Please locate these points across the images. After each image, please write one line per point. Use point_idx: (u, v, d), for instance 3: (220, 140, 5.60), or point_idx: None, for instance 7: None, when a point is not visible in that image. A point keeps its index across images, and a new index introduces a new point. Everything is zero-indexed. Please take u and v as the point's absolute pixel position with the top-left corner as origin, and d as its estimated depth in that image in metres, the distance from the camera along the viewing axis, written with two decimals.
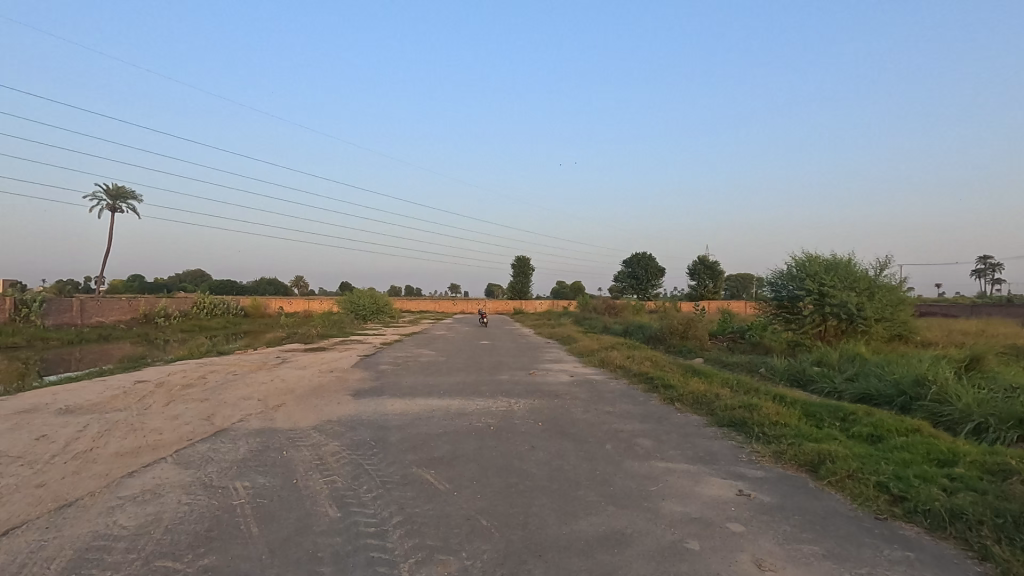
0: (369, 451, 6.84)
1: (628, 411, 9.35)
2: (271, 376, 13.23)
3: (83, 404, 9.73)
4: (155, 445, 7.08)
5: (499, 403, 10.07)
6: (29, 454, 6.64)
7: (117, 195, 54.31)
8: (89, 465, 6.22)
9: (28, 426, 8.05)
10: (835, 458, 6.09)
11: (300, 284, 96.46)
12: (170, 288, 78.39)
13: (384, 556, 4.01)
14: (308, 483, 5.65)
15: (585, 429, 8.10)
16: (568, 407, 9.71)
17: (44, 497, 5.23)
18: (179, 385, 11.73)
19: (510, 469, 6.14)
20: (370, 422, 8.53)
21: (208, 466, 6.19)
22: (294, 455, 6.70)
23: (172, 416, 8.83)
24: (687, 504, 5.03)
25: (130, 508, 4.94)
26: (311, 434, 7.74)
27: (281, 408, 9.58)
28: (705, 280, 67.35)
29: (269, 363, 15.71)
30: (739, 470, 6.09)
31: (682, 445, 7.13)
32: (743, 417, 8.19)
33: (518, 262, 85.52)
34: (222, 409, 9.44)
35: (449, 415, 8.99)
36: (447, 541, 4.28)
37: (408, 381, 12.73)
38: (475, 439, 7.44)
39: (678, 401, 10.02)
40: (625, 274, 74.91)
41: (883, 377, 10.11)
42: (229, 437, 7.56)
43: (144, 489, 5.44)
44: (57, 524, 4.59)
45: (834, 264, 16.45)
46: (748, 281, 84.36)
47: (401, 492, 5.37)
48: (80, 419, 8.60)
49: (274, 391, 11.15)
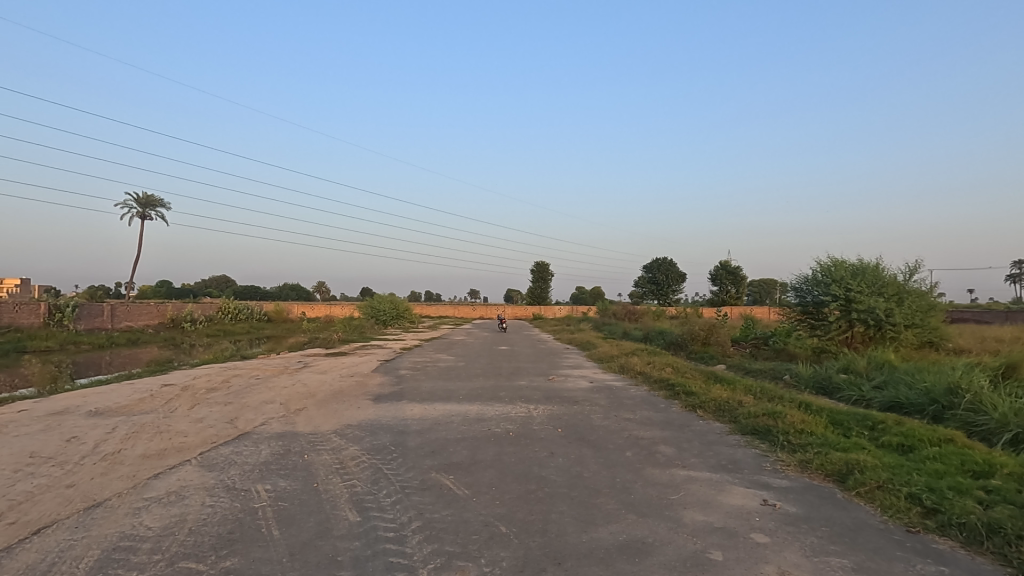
0: (388, 455, 6.87)
1: (649, 418, 9.24)
2: (292, 380, 13.37)
3: (112, 407, 9.93)
4: (181, 447, 7.20)
5: (518, 409, 10.00)
6: (60, 456, 6.80)
7: (147, 202, 55.69)
8: (116, 467, 6.33)
9: (60, 428, 8.24)
10: (863, 468, 5.93)
11: (321, 288, 98.18)
12: (198, 292, 82.02)
13: (403, 561, 4.00)
14: (328, 487, 5.69)
15: (604, 435, 8.01)
16: (588, 413, 9.63)
17: (74, 498, 5.34)
18: (203, 389, 11.90)
19: (528, 476, 6.07)
20: (390, 427, 8.57)
21: (230, 470, 6.26)
22: (315, 459, 6.76)
23: (197, 419, 8.98)
24: (708, 514, 4.93)
25: (156, 509, 5.03)
26: (332, 438, 7.81)
27: (302, 412, 9.69)
28: (727, 284, 66.41)
29: (290, 368, 15.84)
30: (763, 480, 5.95)
31: (705, 454, 6.99)
32: (767, 426, 8.01)
33: (537, 266, 85.52)
34: (245, 413, 9.59)
35: (469, 420, 8.99)
36: (465, 548, 4.25)
37: (428, 386, 12.73)
38: (494, 445, 7.41)
39: (700, 407, 9.85)
40: (646, 276, 74.33)
41: (914, 385, 9.82)
42: (252, 440, 7.65)
43: (166, 492, 5.52)
44: (86, 524, 4.69)
45: (860, 269, 16.05)
46: (770, 286, 82.75)
47: (419, 498, 5.37)
48: (109, 421, 8.80)
49: (296, 395, 11.28)
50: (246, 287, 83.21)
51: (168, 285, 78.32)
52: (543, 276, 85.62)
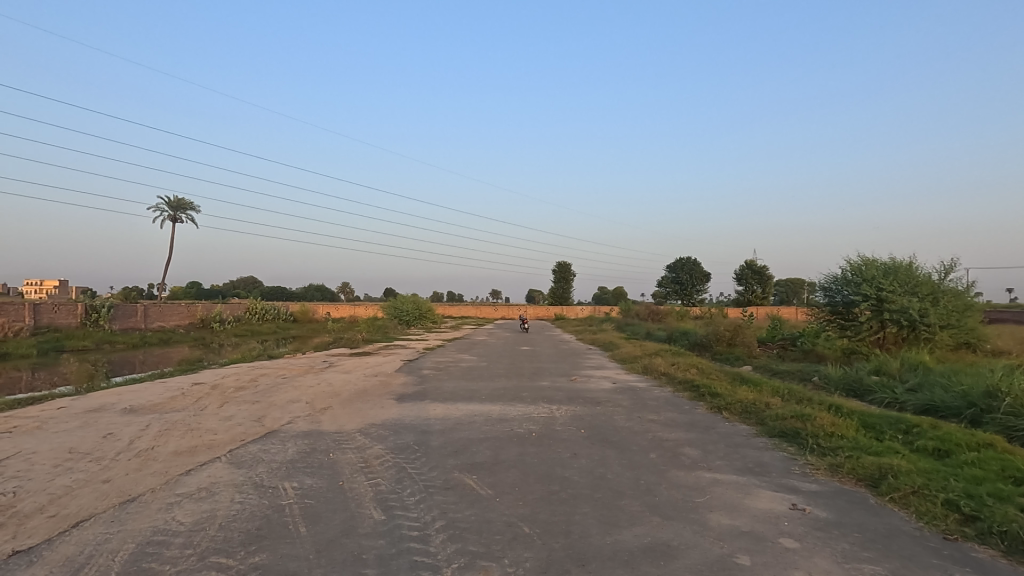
0: (412, 455, 6.92)
1: (673, 420, 9.13)
2: (318, 379, 13.58)
3: (145, 405, 10.22)
4: (210, 445, 7.38)
5: (541, 409, 9.98)
6: (96, 452, 7.02)
7: (178, 206, 57.24)
8: (149, 463, 6.51)
9: (96, 425, 8.52)
10: (897, 473, 5.76)
11: (345, 289, 99.43)
12: (226, 292, 83.95)
13: (427, 560, 4.03)
14: (353, 485, 5.76)
15: (628, 437, 7.94)
16: (611, 414, 9.56)
17: (109, 492, 5.51)
18: (232, 388, 12.16)
19: (550, 477, 6.05)
20: (413, 426, 8.63)
21: (258, 467, 6.39)
22: (340, 457, 6.84)
23: (226, 417, 9.18)
24: (735, 517, 4.85)
25: (187, 505, 5.15)
26: (357, 437, 7.91)
27: (327, 411, 9.83)
28: (753, 284, 65.24)
29: (315, 368, 16.08)
30: (792, 483, 5.82)
31: (730, 456, 6.87)
32: (796, 428, 7.84)
33: (559, 267, 85.33)
34: (272, 411, 9.77)
35: (491, 420, 9.01)
36: (489, 548, 4.26)
37: (450, 386, 12.80)
38: (517, 445, 7.41)
39: (726, 409, 9.69)
40: (670, 276, 73.49)
41: (950, 388, 9.51)
42: (279, 438, 7.79)
43: (197, 488, 5.66)
44: (121, 518, 4.84)
45: (892, 268, 15.61)
46: (798, 285, 81.02)
47: (443, 497, 5.39)
48: (142, 418, 9.06)
49: (321, 394, 11.45)
50: (273, 289, 84.87)
51: (198, 286, 80.33)
52: (565, 276, 85.38)
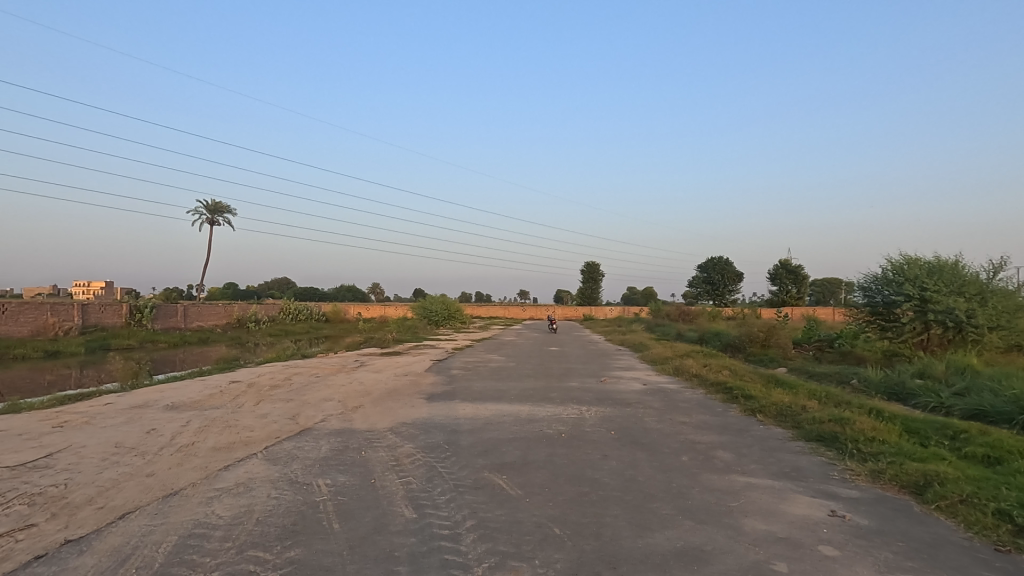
0: (442, 454, 6.98)
1: (705, 422, 8.97)
2: (350, 379, 13.82)
3: (186, 402, 10.58)
4: (247, 441, 7.59)
5: (570, 410, 9.94)
6: (141, 446, 7.30)
7: (216, 209, 59.06)
8: (190, 458, 6.74)
9: (140, 421, 8.86)
10: (943, 481, 5.53)
11: (376, 290, 100.93)
12: (261, 293, 86.19)
13: (457, 559, 4.05)
14: (385, 483, 5.85)
15: (658, 439, 7.84)
16: (641, 416, 9.45)
17: (153, 486, 5.72)
18: (267, 386, 12.48)
19: (580, 478, 6.02)
20: (443, 425, 8.70)
21: (292, 464, 6.54)
22: (372, 455, 6.96)
23: (261, 415, 9.43)
24: (771, 523, 4.73)
25: (226, 499, 5.31)
26: (388, 435, 8.02)
27: (359, 409, 10.00)
28: (787, 284, 63.57)
29: (347, 367, 16.37)
30: (830, 489, 5.65)
31: (765, 460, 6.71)
32: (835, 433, 7.60)
33: (587, 267, 84.94)
34: (305, 409, 9.99)
35: (520, 421, 9.01)
36: (519, 548, 4.26)
37: (479, 386, 12.86)
38: (546, 446, 7.40)
39: (760, 412, 9.47)
40: (701, 276, 72.25)
41: (1000, 393, 9.09)
42: (313, 436, 7.96)
43: (235, 483, 5.82)
44: (164, 510, 5.02)
45: (937, 267, 15.03)
46: (835, 286, 78.62)
47: (472, 496, 5.42)
48: (184, 414, 9.38)
49: (353, 393, 11.65)
50: (305, 290, 86.84)
51: (234, 287, 82.78)
52: (593, 276, 84.83)
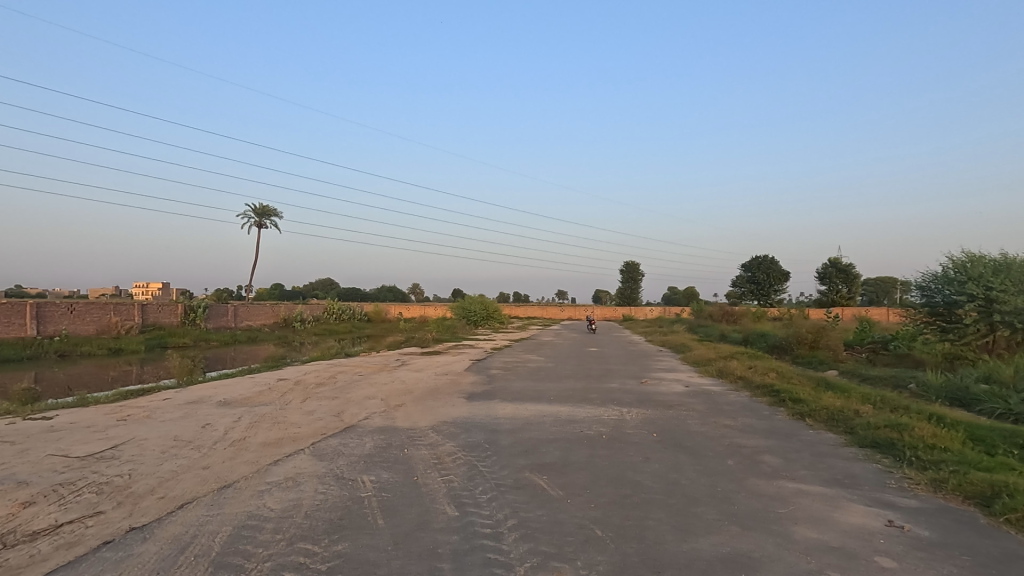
0: (483, 453, 7.03)
1: (750, 426, 8.72)
2: (391, 377, 14.10)
3: (237, 398, 11.02)
4: (295, 437, 7.84)
5: (610, 412, 9.84)
6: (197, 440, 7.65)
7: (263, 213, 61.26)
8: (242, 453, 7.02)
9: (196, 415, 9.29)
10: (1013, 492, 5.21)
11: (415, 290, 102.55)
12: (306, 294, 88.92)
13: (499, 558, 4.08)
14: (427, 480, 5.93)
15: (702, 442, 7.67)
16: (684, 418, 9.27)
17: (209, 478, 5.98)
18: (313, 384, 12.86)
19: (622, 480, 5.95)
20: (483, 425, 8.77)
21: (338, 460, 6.72)
22: (414, 453, 7.07)
23: (308, 412, 9.72)
24: (823, 532, 4.55)
25: (276, 493, 5.51)
26: (429, 434, 8.14)
27: (401, 408, 10.18)
28: (837, 283, 61.12)
29: (389, 366, 16.70)
30: (887, 498, 5.40)
31: (816, 466, 6.47)
32: (891, 439, 7.26)
33: (626, 266, 83.94)
34: (349, 407, 10.25)
35: (560, 421, 8.99)
36: (561, 549, 4.24)
37: (518, 386, 12.89)
38: (587, 447, 7.34)
39: (810, 416, 9.13)
40: (745, 275, 70.30)
41: None
42: (357, 433, 8.15)
43: (284, 477, 6.03)
44: (219, 502, 5.24)
45: (1004, 266, 14.15)
46: (889, 285, 75.06)
47: (514, 496, 5.44)
48: (236, 410, 9.77)
49: (395, 392, 11.88)
50: (348, 291, 89.07)
51: (281, 288, 85.74)
52: (633, 276, 83.72)
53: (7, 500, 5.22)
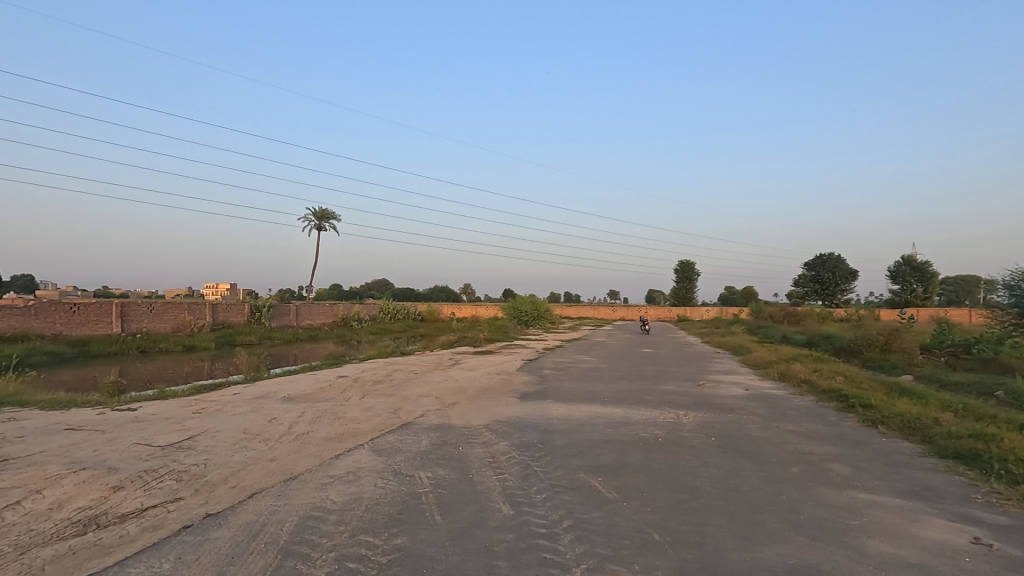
0: (537, 453, 7.04)
1: (816, 432, 8.31)
2: (445, 376, 14.35)
3: (301, 394, 11.51)
4: (355, 433, 8.12)
5: (666, 414, 9.62)
6: (264, 433, 8.05)
7: (323, 216, 63.72)
8: (306, 446, 7.33)
9: (263, 410, 9.77)
10: None
11: (467, 290, 103.90)
12: (363, 294, 91.82)
13: (555, 558, 4.07)
14: (482, 478, 6.00)
15: (764, 448, 7.38)
16: (743, 423, 8.95)
17: (276, 470, 6.28)
18: (370, 381, 13.27)
19: (680, 485, 5.81)
20: (536, 425, 8.78)
21: (396, 456, 6.90)
22: (468, 451, 7.16)
23: (366, 408, 10.03)
24: (900, 547, 4.29)
25: (338, 486, 5.72)
26: (483, 432, 8.23)
27: (455, 406, 10.34)
28: (911, 282, 57.34)
29: (442, 365, 17.00)
30: (972, 513, 5.03)
31: (890, 477, 6.10)
32: (976, 450, 6.74)
33: (680, 266, 81.89)
34: (405, 404, 10.51)
35: (614, 423, 8.87)
36: (618, 552, 4.19)
37: (571, 387, 12.83)
38: (642, 450, 7.22)
39: (883, 424, 8.61)
40: (808, 274, 67.12)
41: None
42: (413, 430, 8.35)
43: (346, 471, 6.25)
44: (287, 493, 5.50)
45: None
46: (971, 284, 69.64)
47: (569, 497, 5.42)
48: (299, 406, 10.21)
49: (449, 390, 12.08)
50: (402, 291, 91.35)
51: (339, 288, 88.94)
52: (687, 275, 81.49)
53: (99, 483, 5.67)
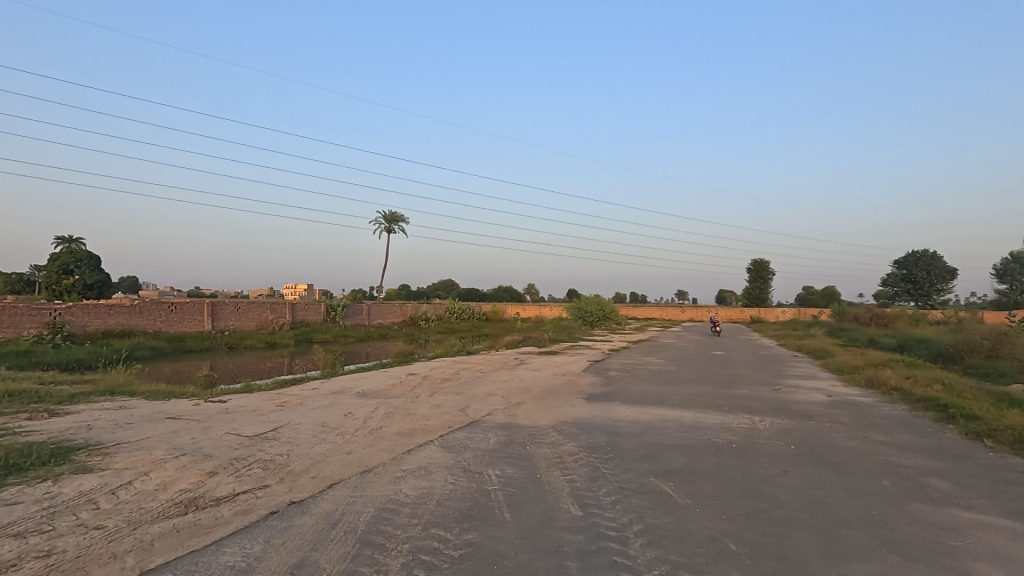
0: (605, 455, 6.95)
1: (911, 444, 7.69)
2: (511, 375, 14.47)
3: (374, 390, 11.99)
4: (425, 429, 8.35)
5: (740, 420, 9.23)
6: (341, 427, 8.45)
7: (392, 219, 66.00)
8: (380, 441, 7.62)
9: (340, 404, 10.25)
10: None
11: (531, 291, 104.25)
12: (430, 294, 94.33)
13: (626, 562, 4.02)
14: (550, 478, 6.01)
15: (850, 458, 6.92)
16: (827, 431, 8.43)
17: (353, 462, 6.57)
18: (439, 379, 13.60)
19: (757, 494, 5.55)
20: (603, 426, 8.68)
21: (465, 453, 7.04)
22: (536, 451, 7.19)
23: (435, 405, 10.29)
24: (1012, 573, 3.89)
25: (411, 480, 5.91)
26: (550, 432, 8.23)
27: (521, 405, 10.41)
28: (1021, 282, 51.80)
29: (508, 364, 17.15)
30: None
31: (999, 496, 5.55)
32: None
33: (754, 265, 78.20)
34: (473, 402, 10.69)
35: (684, 427, 8.62)
36: (691, 559, 4.07)
37: (638, 389, 12.58)
38: (715, 456, 6.96)
39: (990, 437, 7.83)
40: (898, 273, 62.18)
41: None
42: (481, 428, 8.48)
43: (417, 466, 6.45)
44: (363, 484, 5.75)
45: None
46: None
47: (639, 501, 5.32)
48: (373, 401, 10.64)
49: (515, 390, 12.18)
50: (468, 292, 93.04)
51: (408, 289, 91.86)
52: (761, 275, 77.53)
53: (197, 468, 6.16)
